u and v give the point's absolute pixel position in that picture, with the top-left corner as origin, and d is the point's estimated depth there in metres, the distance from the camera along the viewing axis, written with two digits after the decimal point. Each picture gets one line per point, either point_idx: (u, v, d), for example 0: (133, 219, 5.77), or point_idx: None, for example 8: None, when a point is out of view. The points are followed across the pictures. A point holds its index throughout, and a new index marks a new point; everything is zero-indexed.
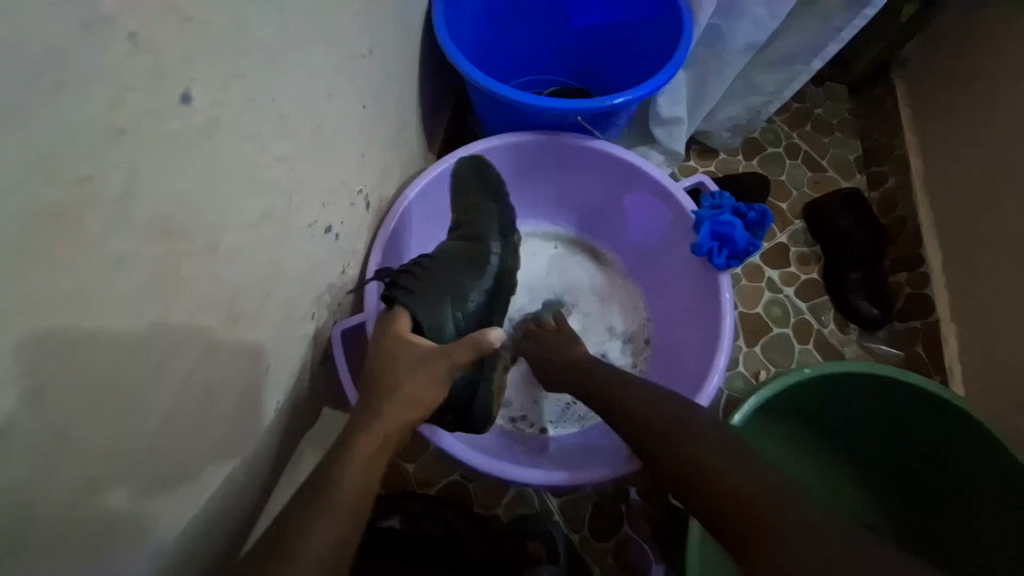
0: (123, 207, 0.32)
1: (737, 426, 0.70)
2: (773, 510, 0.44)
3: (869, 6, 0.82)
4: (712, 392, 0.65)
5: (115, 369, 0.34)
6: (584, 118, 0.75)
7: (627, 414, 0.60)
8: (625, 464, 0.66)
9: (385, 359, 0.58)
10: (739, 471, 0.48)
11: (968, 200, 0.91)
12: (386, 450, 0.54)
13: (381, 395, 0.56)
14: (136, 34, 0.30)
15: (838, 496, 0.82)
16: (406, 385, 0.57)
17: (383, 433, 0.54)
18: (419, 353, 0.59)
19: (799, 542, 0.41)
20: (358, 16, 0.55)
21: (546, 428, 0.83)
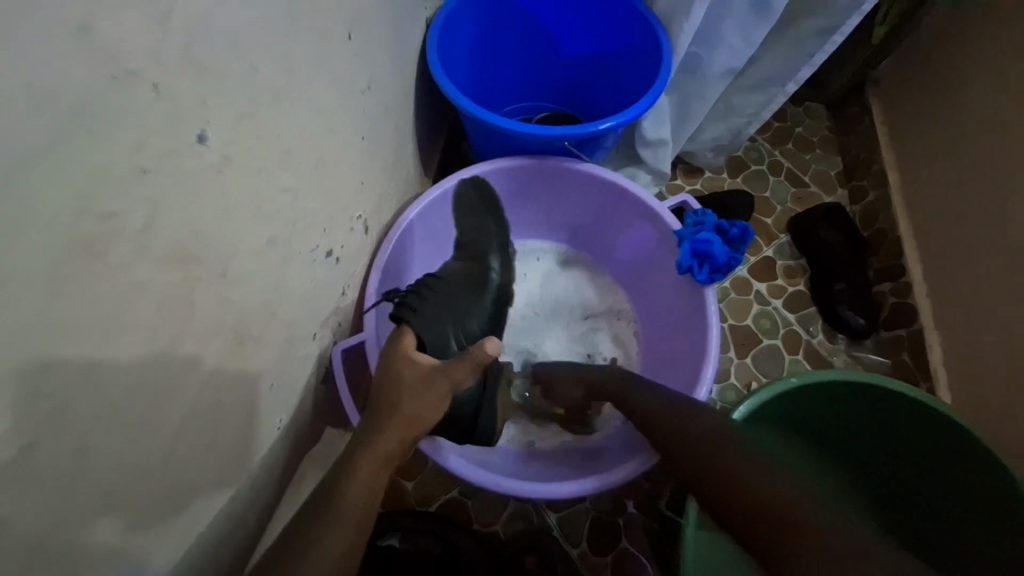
0: (143, 239, 0.35)
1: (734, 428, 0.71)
2: (804, 511, 0.46)
3: (837, 33, 0.87)
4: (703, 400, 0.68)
5: (130, 389, 0.36)
6: (571, 143, 0.79)
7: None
8: (630, 467, 0.68)
9: (389, 381, 0.59)
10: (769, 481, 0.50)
11: (944, 212, 0.94)
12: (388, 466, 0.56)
13: (382, 414, 0.58)
14: (158, 84, 0.34)
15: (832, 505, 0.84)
16: (406, 406, 0.58)
17: (384, 451, 0.56)
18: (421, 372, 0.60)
19: (833, 536, 0.43)
20: (357, 55, 0.59)
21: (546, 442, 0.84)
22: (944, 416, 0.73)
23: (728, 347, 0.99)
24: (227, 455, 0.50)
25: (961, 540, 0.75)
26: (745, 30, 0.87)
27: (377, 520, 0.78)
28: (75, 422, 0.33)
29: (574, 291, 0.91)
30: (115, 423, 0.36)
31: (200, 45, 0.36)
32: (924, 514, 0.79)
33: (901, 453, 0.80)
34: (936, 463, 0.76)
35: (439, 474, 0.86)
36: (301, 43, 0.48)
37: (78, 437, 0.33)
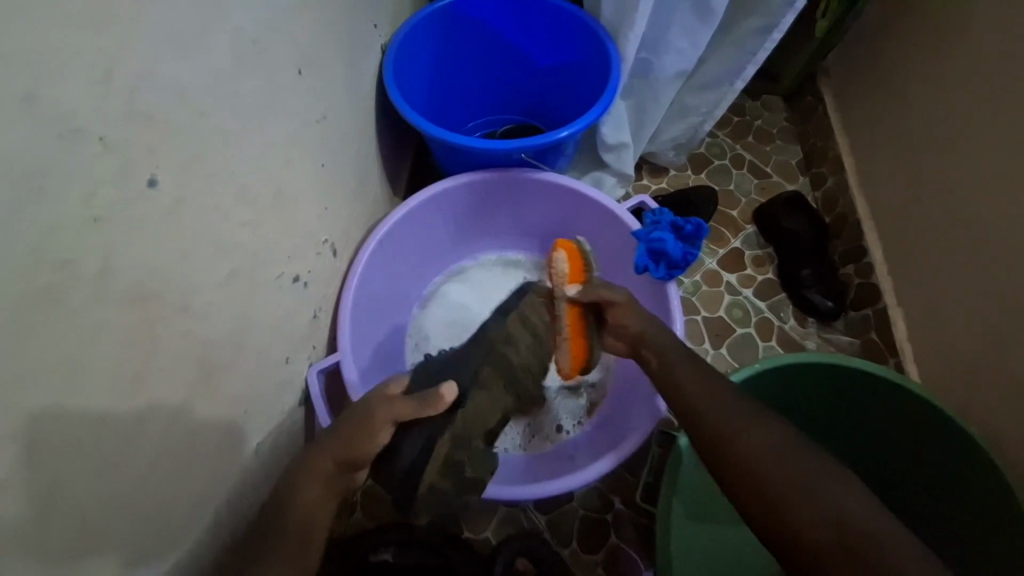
0: (102, 282, 0.37)
1: None
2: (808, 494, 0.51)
3: (775, 30, 0.91)
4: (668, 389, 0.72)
5: (97, 425, 0.38)
6: (528, 154, 0.82)
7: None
8: (646, 426, 0.71)
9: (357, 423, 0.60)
10: (779, 466, 0.54)
11: (897, 191, 0.98)
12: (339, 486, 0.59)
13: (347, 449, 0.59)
14: (105, 138, 0.36)
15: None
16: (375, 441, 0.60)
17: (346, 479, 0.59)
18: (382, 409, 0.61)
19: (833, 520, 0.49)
20: (311, 88, 0.62)
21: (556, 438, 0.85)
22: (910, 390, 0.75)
23: (702, 339, 1.02)
24: (202, 482, 0.51)
25: (943, 510, 0.77)
26: (690, 33, 0.91)
27: (367, 536, 0.79)
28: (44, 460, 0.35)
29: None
30: (84, 459, 0.38)
31: (144, 98, 0.39)
32: (907, 487, 0.82)
33: (876, 429, 0.82)
34: (912, 438, 0.79)
35: None
36: (249, 84, 0.50)
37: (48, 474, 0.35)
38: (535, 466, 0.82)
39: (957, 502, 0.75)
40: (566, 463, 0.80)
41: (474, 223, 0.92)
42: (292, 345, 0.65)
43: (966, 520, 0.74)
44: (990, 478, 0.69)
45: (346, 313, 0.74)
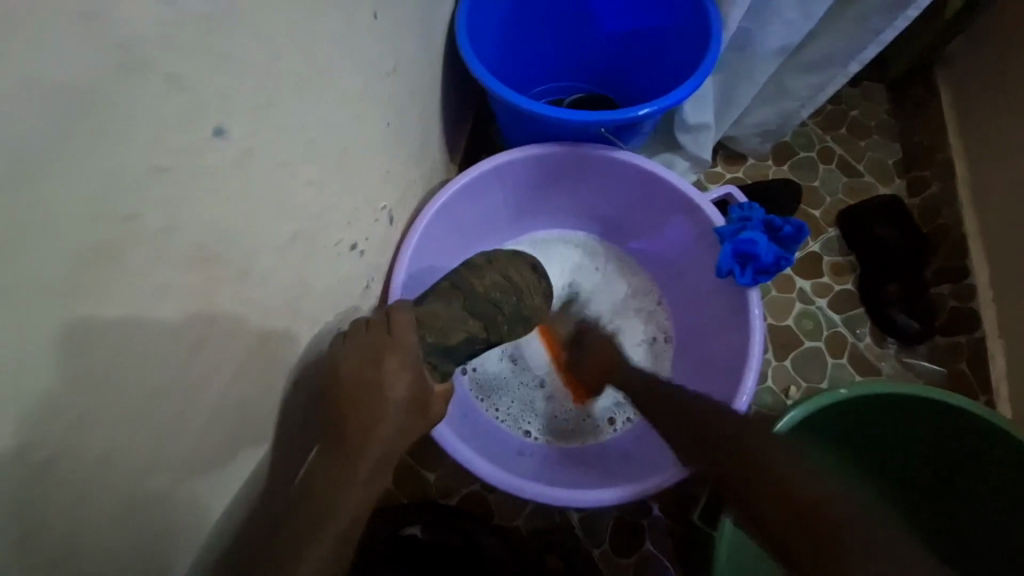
0: (163, 239, 0.33)
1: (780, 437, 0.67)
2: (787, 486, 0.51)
3: (911, 6, 0.78)
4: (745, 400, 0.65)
5: (154, 392, 0.36)
6: (607, 130, 0.74)
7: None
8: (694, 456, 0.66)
9: (357, 399, 0.53)
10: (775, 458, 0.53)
11: (1020, 207, 0.85)
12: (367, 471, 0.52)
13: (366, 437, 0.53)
14: (174, 75, 0.31)
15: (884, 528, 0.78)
16: (383, 421, 0.54)
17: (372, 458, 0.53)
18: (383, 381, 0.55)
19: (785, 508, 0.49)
20: (384, 36, 0.56)
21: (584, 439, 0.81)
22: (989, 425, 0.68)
23: (765, 349, 0.94)
24: (250, 451, 0.50)
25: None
26: (805, 2, 0.79)
27: (399, 510, 0.78)
28: (97, 426, 0.33)
29: (602, 286, 0.88)
30: (140, 424, 0.36)
31: (218, 31, 0.33)
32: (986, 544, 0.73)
33: (952, 471, 0.74)
34: (995, 484, 0.70)
35: (460, 468, 0.85)
36: (324, 26, 0.44)
37: (101, 439, 0.33)
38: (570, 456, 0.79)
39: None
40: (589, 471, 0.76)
41: (534, 199, 0.86)
42: (343, 316, 0.62)
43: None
44: None
45: (398, 285, 0.70)
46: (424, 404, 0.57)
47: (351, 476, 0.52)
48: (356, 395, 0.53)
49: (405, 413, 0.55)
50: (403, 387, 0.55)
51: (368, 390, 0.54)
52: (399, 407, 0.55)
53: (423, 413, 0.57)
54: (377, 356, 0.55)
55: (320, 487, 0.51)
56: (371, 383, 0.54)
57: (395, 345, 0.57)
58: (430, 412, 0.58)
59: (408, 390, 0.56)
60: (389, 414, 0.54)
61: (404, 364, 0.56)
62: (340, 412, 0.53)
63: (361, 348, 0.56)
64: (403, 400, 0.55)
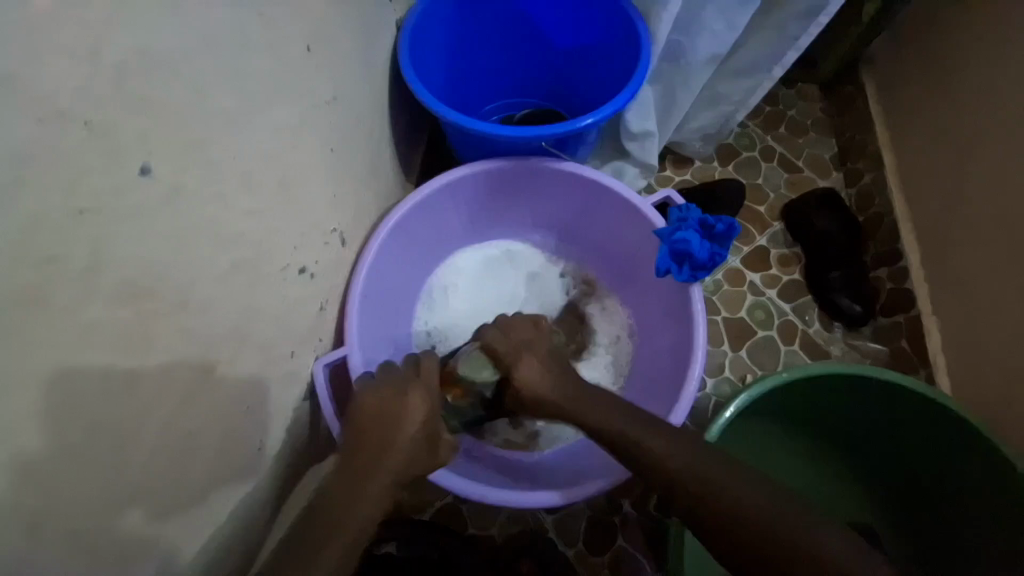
0: (91, 277, 0.34)
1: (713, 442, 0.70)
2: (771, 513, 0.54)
3: (822, 13, 0.84)
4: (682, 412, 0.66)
5: (93, 427, 0.37)
6: (549, 143, 0.78)
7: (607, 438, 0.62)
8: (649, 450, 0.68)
9: (371, 428, 0.60)
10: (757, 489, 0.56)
11: (940, 191, 0.91)
12: (371, 494, 0.57)
13: (377, 461, 0.58)
14: (92, 121, 0.33)
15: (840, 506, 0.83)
16: (396, 451, 0.59)
17: (379, 479, 0.58)
18: (406, 416, 0.61)
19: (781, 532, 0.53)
20: (321, 69, 0.58)
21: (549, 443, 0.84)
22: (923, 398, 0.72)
23: (722, 341, 0.98)
24: (206, 479, 0.50)
25: (960, 541, 0.74)
26: (727, 14, 0.84)
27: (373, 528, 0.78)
28: (33, 466, 0.33)
29: (558, 292, 0.90)
30: (80, 460, 0.36)
31: (137, 78, 0.35)
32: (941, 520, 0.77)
33: (903, 448, 0.79)
34: (942, 459, 0.75)
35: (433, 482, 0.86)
36: (252, 61, 0.47)
37: (41, 478, 0.34)
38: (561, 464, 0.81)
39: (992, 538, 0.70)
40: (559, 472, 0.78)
41: (489, 212, 0.88)
42: (298, 338, 0.63)
43: (979, 533, 0.72)
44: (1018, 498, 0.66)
45: (354, 302, 0.71)
46: (435, 442, 0.62)
47: (358, 496, 0.56)
48: (377, 421, 0.61)
49: (417, 448, 0.60)
50: (419, 421, 0.62)
51: (386, 421, 0.61)
52: (413, 441, 0.60)
53: (433, 451, 0.62)
54: (401, 391, 0.63)
55: (330, 504, 0.56)
56: (391, 415, 0.61)
57: (420, 382, 0.64)
58: (439, 452, 0.63)
59: (422, 426, 0.61)
60: (403, 445, 0.60)
61: (424, 400, 0.63)
62: (359, 437, 0.60)
63: (384, 384, 0.64)
64: (418, 434, 0.61)
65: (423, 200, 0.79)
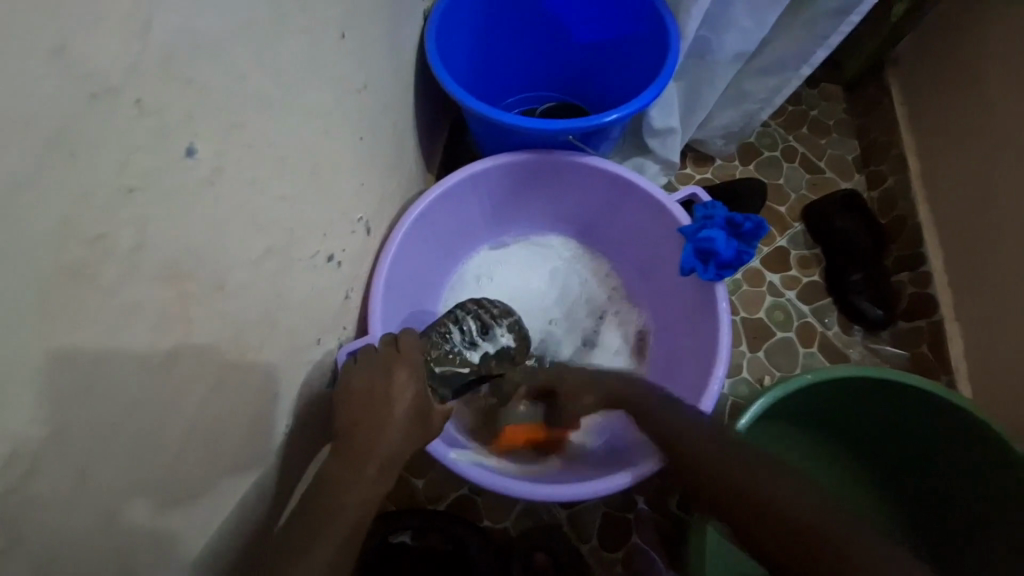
0: (135, 257, 0.34)
1: (744, 431, 0.71)
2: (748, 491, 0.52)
3: (854, 11, 0.83)
4: (714, 396, 0.67)
5: (133, 404, 0.37)
6: (574, 137, 0.77)
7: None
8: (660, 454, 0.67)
9: (361, 412, 0.59)
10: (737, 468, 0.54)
11: (967, 196, 0.90)
12: (368, 479, 0.56)
13: (370, 445, 0.58)
14: (142, 100, 0.33)
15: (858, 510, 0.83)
16: (387, 434, 0.59)
17: (374, 463, 0.57)
18: (394, 394, 0.61)
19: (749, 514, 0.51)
20: (352, 56, 0.58)
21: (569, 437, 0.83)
22: (947, 403, 0.72)
23: (739, 341, 0.97)
24: (232, 461, 0.50)
25: (982, 550, 0.73)
26: (757, 10, 0.83)
27: (389, 517, 0.79)
28: (76, 443, 0.33)
29: (591, 281, 0.90)
30: (119, 436, 0.37)
31: (183, 58, 0.35)
32: (964, 529, 0.76)
33: (926, 456, 0.78)
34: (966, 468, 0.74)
35: (448, 473, 0.86)
36: (289, 45, 0.46)
37: (81, 452, 0.34)
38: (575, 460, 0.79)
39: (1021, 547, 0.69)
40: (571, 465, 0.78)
41: (511, 205, 0.88)
42: (323, 326, 0.63)
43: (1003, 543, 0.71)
44: None
45: (377, 293, 0.71)
46: (424, 416, 0.62)
47: (359, 474, 0.56)
48: (367, 402, 0.60)
49: (408, 425, 0.61)
50: (407, 398, 0.62)
51: (376, 401, 0.60)
52: (403, 417, 0.61)
53: (423, 426, 0.62)
54: (385, 368, 0.63)
55: (327, 488, 0.55)
56: (381, 393, 0.61)
57: (403, 360, 0.64)
58: (429, 425, 0.63)
59: (412, 402, 0.62)
60: (396, 422, 0.60)
61: (410, 378, 0.63)
62: (354, 418, 0.59)
63: (369, 364, 0.63)
64: (407, 410, 0.61)
65: (446, 192, 0.79)
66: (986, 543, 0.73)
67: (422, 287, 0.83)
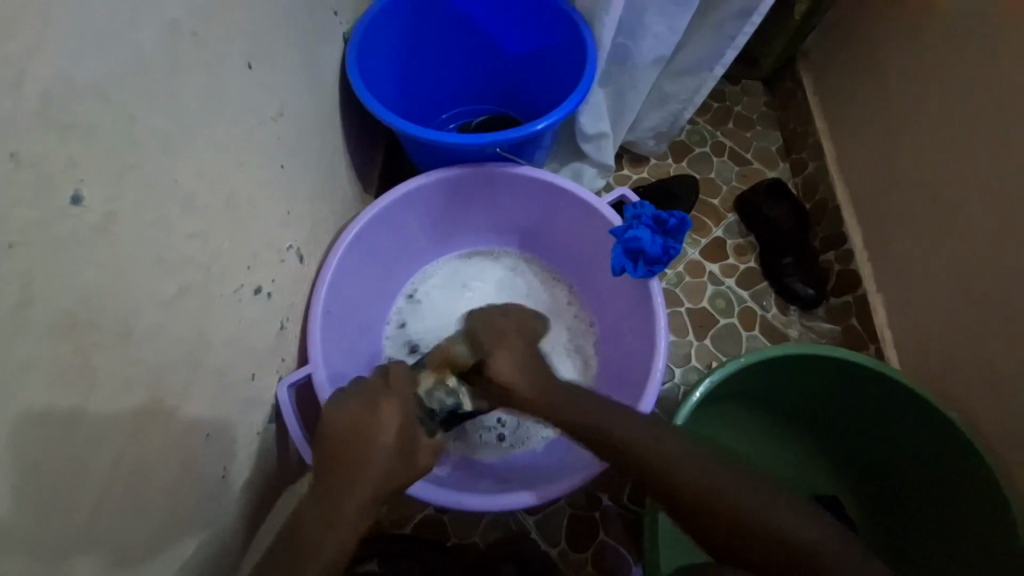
0: (24, 313, 0.33)
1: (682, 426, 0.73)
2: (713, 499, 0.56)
3: (754, 14, 0.89)
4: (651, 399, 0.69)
5: (38, 463, 0.35)
6: (503, 149, 0.79)
7: None
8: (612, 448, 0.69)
9: (340, 450, 0.59)
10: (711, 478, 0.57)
11: (876, 176, 0.96)
12: (351, 513, 0.56)
13: (351, 482, 0.58)
14: (17, 153, 0.32)
15: (805, 482, 0.87)
16: (370, 471, 0.58)
17: (357, 498, 0.57)
18: (382, 429, 0.61)
19: (712, 517, 0.56)
20: (264, 85, 0.58)
21: (520, 444, 0.84)
22: (885, 378, 0.75)
23: (686, 332, 1.01)
24: (166, 511, 0.49)
25: (917, 506, 0.79)
26: (668, 17, 0.87)
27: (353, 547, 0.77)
28: None
29: (537, 285, 0.92)
30: (25, 499, 0.35)
31: (61, 105, 0.34)
32: (902, 493, 0.81)
33: (861, 423, 0.83)
34: (896, 431, 0.79)
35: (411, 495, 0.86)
36: (187, 81, 0.45)
37: None
38: (544, 467, 0.79)
39: (948, 503, 0.74)
40: (529, 473, 0.79)
41: (450, 219, 0.89)
42: (257, 359, 0.62)
43: (934, 499, 0.76)
44: (972, 465, 0.70)
45: (316, 320, 0.70)
46: (411, 455, 0.62)
47: (340, 510, 0.56)
48: (349, 438, 0.60)
49: (403, 457, 0.60)
50: (391, 436, 0.61)
51: (358, 436, 0.60)
52: (397, 451, 0.60)
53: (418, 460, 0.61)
54: (371, 403, 0.63)
55: (304, 531, 0.55)
56: (363, 429, 0.60)
57: (389, 394, 0.64)
58: (415, 463, 0.62)
59: (396, 438, 0.61)
60: (383, 460, 0.59)
61: (396, 410, 0.63)
62: (335, 453, 0.59)
63: (341, 412, 0.62)
64: (393, 446, 0.60)
65: (380, 212, 0.79)
66: (920, 501, 0.78)
67: (368, 307, 0.83)
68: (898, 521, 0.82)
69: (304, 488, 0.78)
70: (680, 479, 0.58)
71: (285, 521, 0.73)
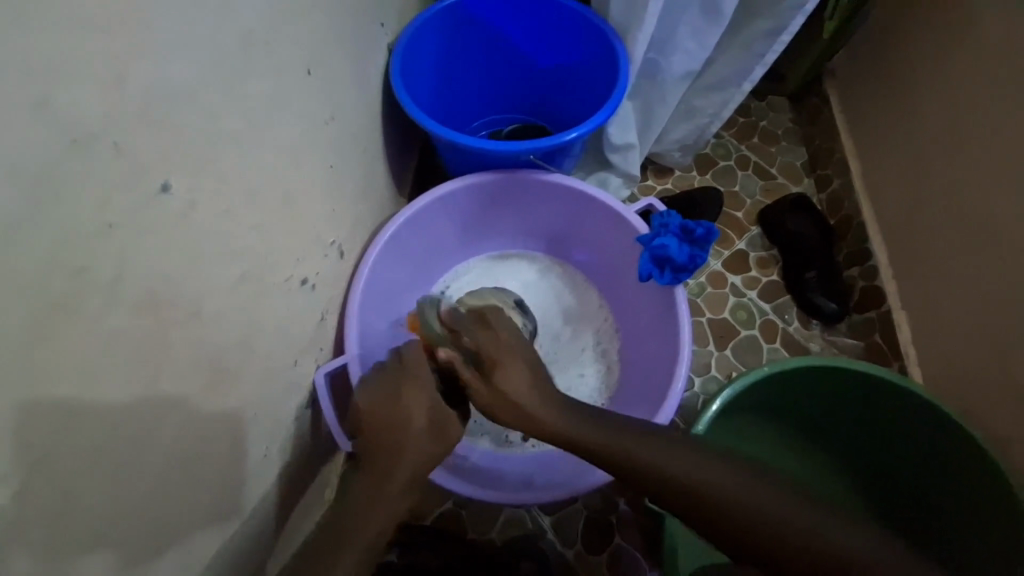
0: (116, 289, 0.37)
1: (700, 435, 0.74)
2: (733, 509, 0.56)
3: (785, 32, 0.91)
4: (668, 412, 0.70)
5: (118, 428, 0.39)
6: (536, 156, 0.82)
7: (609, 445, 0.62)
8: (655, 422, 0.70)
9: (372, 431, 0.62)
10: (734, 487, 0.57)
11: (903, 193, 0.97)
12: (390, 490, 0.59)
13: (387, 462, 0.61)
14: (118, 143, 0.36)
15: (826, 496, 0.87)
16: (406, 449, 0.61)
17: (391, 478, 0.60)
18: (411, 406, 0.64)
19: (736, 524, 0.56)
20: (319, 91, 0.62)
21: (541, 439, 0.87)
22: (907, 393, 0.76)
23: (707, 342, 1.02)
24: (213, 483, 0.52)
25: (941, 524, 0.78)
26: (699, 34, 0.90)
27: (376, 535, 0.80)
28: (63, 464, 0.35)
29: (562, 289, 0.95)
30: (104, 460, 0.38)
31: (156, 102, 0.38)
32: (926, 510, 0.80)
33: (882, 438, 0.83)
34: (917, 446, 0.79)
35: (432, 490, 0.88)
36: (256, 85, 0.49)
37: (71, 473, 0.36)
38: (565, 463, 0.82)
39: (972, 520, 0.74)
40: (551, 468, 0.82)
41: (480, 223, 0.92)
42: (300, 347, 0.65)
43: (958, 517, 0.76)
44: (996, 487, 0.70)
45: (353, 314, 0.74)
46: (441, 430, 0.64)
47: (381, 490, 0.59)
48: (381, 420, 0.63)
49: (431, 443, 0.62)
50: (418, 414, 0.64)
51: (388, 418, 0.63)
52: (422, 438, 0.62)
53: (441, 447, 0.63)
54: (397, 385, 0.65)
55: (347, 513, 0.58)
56: (392, 411, 0.63)
57: (412, 375, 0.66)
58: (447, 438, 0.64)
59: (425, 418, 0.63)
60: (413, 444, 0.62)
61: (419, 390, 0.65)
62: (370, 435, 0.62)
63: (371, 395, 0.65)
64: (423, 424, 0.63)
65: (415, 214, 0.82)
66: (943, 518, 0.78)
67: (400, 304, 0.87)
68: (921, 539, 0.81)
69: (331, 475, 0.81)
70: (699, 485, 0.58)
71: (314, 506, 0.76)
